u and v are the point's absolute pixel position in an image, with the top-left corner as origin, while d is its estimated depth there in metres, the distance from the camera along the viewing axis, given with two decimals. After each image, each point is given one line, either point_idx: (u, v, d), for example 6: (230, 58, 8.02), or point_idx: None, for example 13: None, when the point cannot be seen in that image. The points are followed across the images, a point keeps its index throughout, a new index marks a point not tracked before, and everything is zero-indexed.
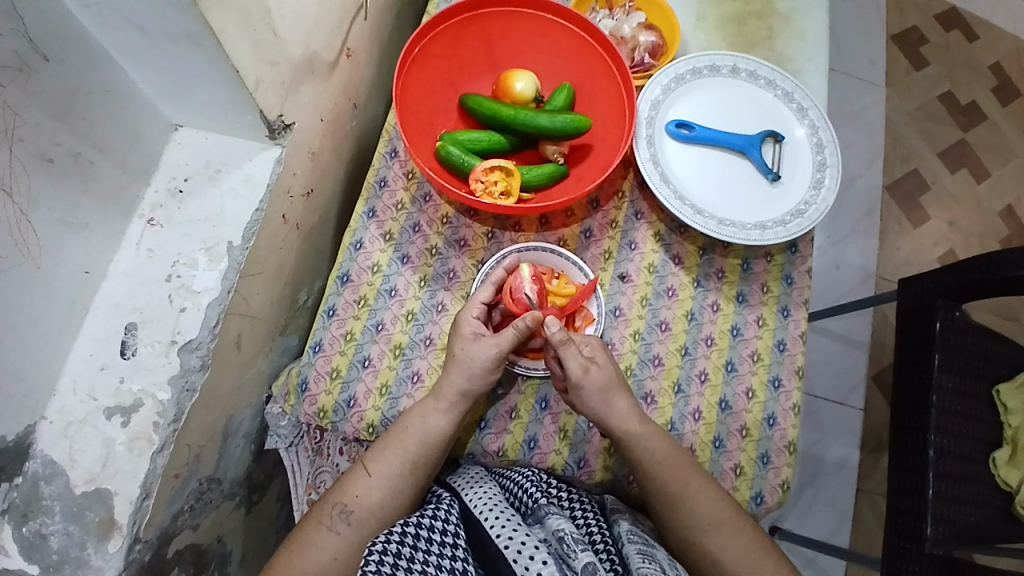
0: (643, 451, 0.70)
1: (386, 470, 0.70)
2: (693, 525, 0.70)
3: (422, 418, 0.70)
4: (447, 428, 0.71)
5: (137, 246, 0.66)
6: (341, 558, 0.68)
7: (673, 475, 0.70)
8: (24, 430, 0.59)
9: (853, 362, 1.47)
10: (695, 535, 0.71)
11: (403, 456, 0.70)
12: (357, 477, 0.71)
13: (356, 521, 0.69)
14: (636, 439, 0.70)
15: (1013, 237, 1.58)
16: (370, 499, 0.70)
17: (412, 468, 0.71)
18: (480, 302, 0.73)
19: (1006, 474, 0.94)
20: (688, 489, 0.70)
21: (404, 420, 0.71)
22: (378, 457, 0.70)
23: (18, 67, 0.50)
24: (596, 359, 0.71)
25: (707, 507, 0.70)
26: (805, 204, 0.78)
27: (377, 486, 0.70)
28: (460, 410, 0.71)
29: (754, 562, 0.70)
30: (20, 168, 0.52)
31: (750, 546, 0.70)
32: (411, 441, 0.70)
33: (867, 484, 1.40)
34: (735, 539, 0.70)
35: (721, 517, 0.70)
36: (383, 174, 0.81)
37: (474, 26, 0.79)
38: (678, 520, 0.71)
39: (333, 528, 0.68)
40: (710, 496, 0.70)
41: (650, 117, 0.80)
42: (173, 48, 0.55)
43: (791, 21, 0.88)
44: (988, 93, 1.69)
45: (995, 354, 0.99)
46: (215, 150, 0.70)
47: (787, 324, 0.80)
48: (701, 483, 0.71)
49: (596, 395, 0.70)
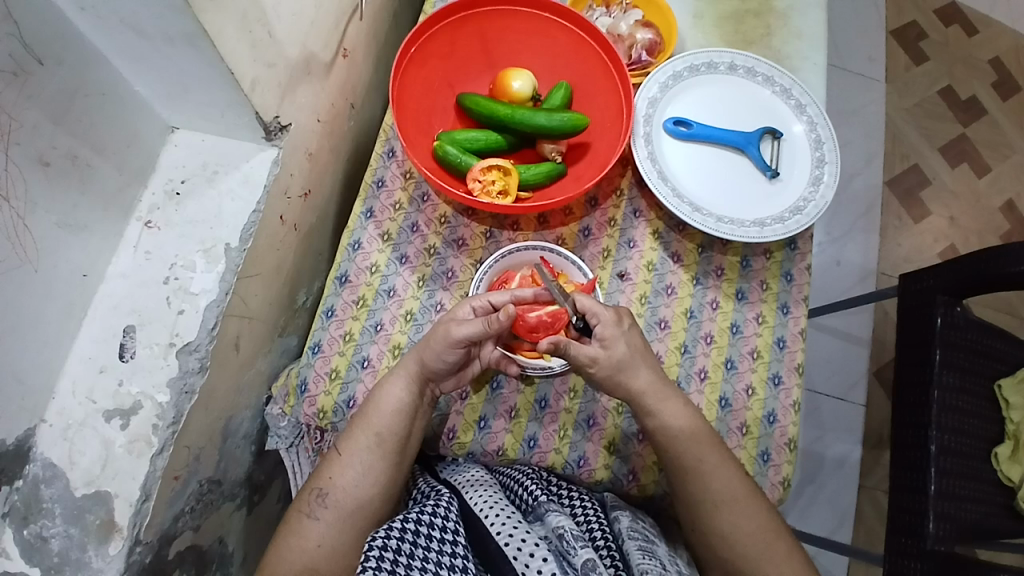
0: (663, 423, 0.70)
1: (354, 449, 0.70)
2: (706, 501, 0.70)
3: (380, 390, 0.70)
4: (407, 398, 0.70)
5: (135, 247, 0.66)
6: (325, 545, 0.67)
7: (690, 449, 0.70)
8: (24, 433, 0.59)
9: (854, 359, 1.47)
10: (706, 511, 0.70)
11: (368, 432, 0.70)
12: (331, 460, 0.71)
13: (333, 503, 0.69)
14: (656, 411, 0.70)
15: (1014, 232, 1.57)
16: (344, 480, 0.69)
17: (378, 443, 0.70)
18: (486, 300, 0.70)
19: (1008, 470, 0.94)
20: (705, 464, 0.70)
21: (370, 398, 0.71)
22: (347, 436, 0.71)
23: (14, 71, 0.50)
24: (605, 339, 0.69)
25: (720, 481, 0.70)
26: (804, 200, 0.78)
27: (348, 465, 0.69)
28: (416, 377, 0.71)
29: (765, 542, 0.69)
30: (17, 171, 0.52)
31: (761, 526, 0.69)
32: (374, 416, 0.70)
33: (869, 480, 1.40)
34: (747, 518, 0.69)
35: (735, 494, 0.69)
36: (381, 174, 0.81)
37: (472, 25, 0.79)
38: (691, 494, 0.71)
39: (312, 514, 0.68)
40: (726, 471, 0.70)
41: (648, 114, 0.80)
42: (169, 50, 0.56)
43: (788, 18, 0.88)
44: (987, 89, 1.68)
45: (996, 350, 0.98)
46: (213, 151, 0.70)
47: (787, 321, 0.80)
48: (717, 458, 0.70)
49: (611, 373, 0.70)
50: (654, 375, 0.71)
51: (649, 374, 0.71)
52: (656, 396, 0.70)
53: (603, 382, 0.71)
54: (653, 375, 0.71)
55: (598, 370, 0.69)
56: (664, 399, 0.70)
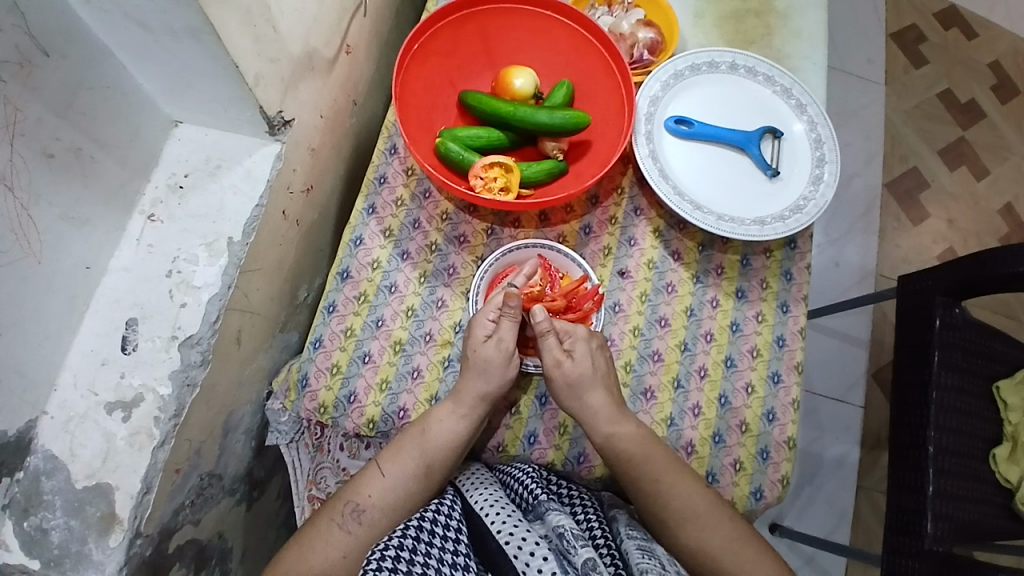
0: (612, 443, 0.71)
1: (400, 471, 0.70)
2: (670, 519, 0.70)
3: (437, 422, 0.70)
4: (465, 434, 0.71)
5: (138, 241, 0.66)
6: (350, 557, 0.67)
7: (644, 468, 0.70)
8: (24, 425, 0.59)
9: (852, 361, 1.47)
10: (672, 528, 0.71)
11: (418, 460, 0.70)
12: (371, 477, 0.70)
13: (367, 520, 0.69)
14: (602, 432, 0.71)
15: (1012, 235, 1.58)
16: (383, 499, 0.69)
17: (425, 472, 0.71)
18: (496, 307, 0.72)
19: (1005, 470, 0.94)
20: (661, 484, 0.70)
21: (422, 422, 0.71)
22: (394, 458, 0.70)
23: (20, 63, 0.50)
24: (573, 352, 0.72)
25: (680, 501, 0.70)
26: (804, 199, 0.79)
27: (390, 487, 0.70)
28: (459, 406, 0.70)
29: (735, 552, 0.69)
30: (20, 163, 0.52)
31: (728, 539, 0.70)
32: (430, 444, 0.70)
33: (867, 481, 1.40)
34: (711, 531, 0.69)
35: (696, 511, 0.70)
36: (383, 170, 0.81)
37: (475, 23, 0.79)
38: (655, 513, 0.71)
39: (344, 526, 0.68)
40: (682, 488, 0.70)
41: (649, 113, 0.80)
42: (174, 44, 0.56)
43: (789, 18, 0.88)
44: (986, 92, 1.69)
45: (994, 351, 0.99)
46: (215, 146, 0.70)
47: (787, 320, 0.80)
48: (673, 478, 0.70)
49: (567, 388, 0.71)
50: (608, 399, 0.72)
51: (603, 396, 0.72)
52: (605, 417, 0.71)
53: (563, 396, 0.72)
54: (608, 398, 0.72)
55: (559, 376, 0.72)
56: (612, 419, 0.71)
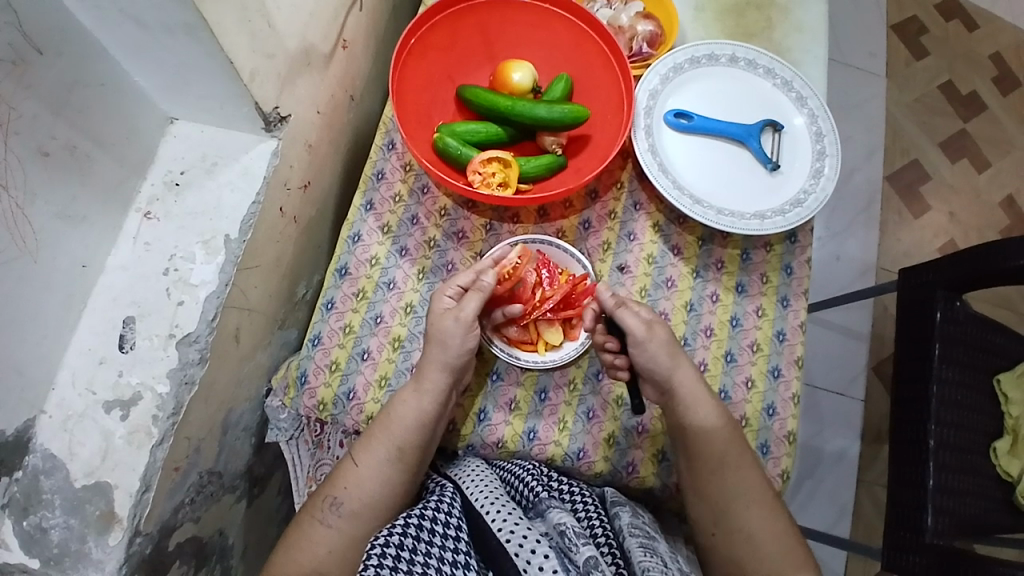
0: (700, 415, 0.71)
1: (371, 459, 0.70)
2: (738, 499, 0.71)
3: (404, 403, 0.70)
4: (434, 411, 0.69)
5: (134, 239, 0.66)
6: (335, 552, 0.68)
7: (728, 444, 0.71)
8: (23, 425, 0.59)
9: (853, 354, 1.47)
10: (736, 511, 0.71)
11: (388, 445, 0.70)
12: (346, 469, 0.70)
13: (347, 513, 0.69)
14: (695, 409, 0.71)
15: (1013, 227, 1.57)
16: (360, 490, 0.69)
17: (399, 455, 0.70)
18: (457, 283, 0.73)
19: (1006, 464, 0.94)
20: (739, 462, 0.71)
21: (387, 407, 0.71)
22: (365, 447, 0.70)
23: (14, 60, 0.50)
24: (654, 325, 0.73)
25: (752, 480, 0.71)
26: (805, 193, 0.78)
27: (366, 477, 0.70)
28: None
29: (787, 543, 0.71)
30: (16, 162, 0.52)
31: (783, 529, 0.71)
32: (395, 424, 0.70)
33: (868, 474, 1.41)
34: (772, 518, 0.71)
35: (762, 494, 0.71)
36: (380, 166, 0.80)
37: (473, 17, 0.79)
38: (721, 495, 0.71)
39: (325, 521, 0.68)
40: (756, 476, 0.72)
41: (648, 106, 0.80)
42: (169, 39, 0.55)
43: (790, 11, 0.88)
44: (988, 84, 1.68)
45: (995, 345, 0.98)
46: (211, 142, 0.69)
47: (787, 314, 0.80)
48: (747, 459, 0.72)
49: (664, 353, 0.72)
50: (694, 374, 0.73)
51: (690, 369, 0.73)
52: (700, 395, 0.72)
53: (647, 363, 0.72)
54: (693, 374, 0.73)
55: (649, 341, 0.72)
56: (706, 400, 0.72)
